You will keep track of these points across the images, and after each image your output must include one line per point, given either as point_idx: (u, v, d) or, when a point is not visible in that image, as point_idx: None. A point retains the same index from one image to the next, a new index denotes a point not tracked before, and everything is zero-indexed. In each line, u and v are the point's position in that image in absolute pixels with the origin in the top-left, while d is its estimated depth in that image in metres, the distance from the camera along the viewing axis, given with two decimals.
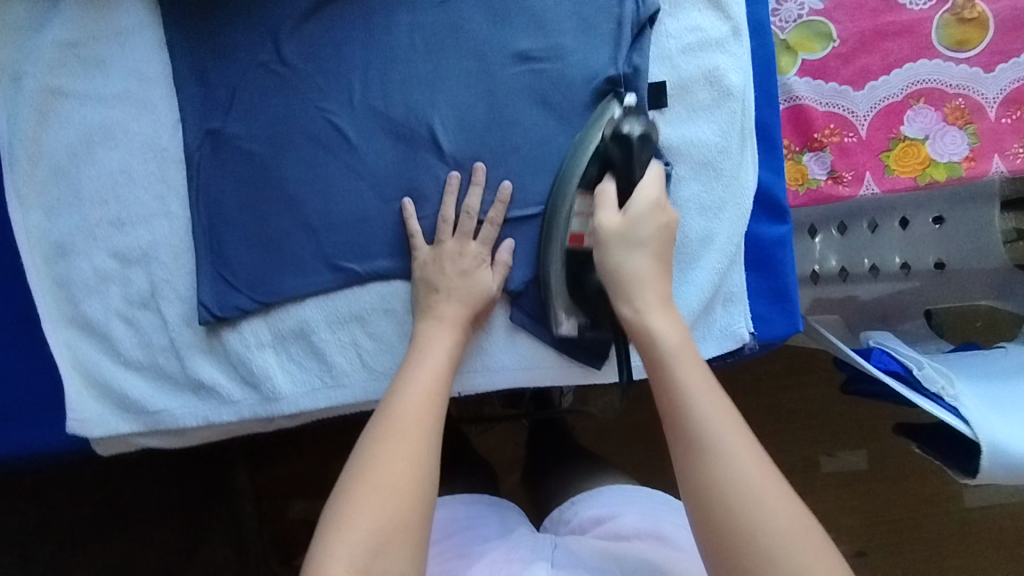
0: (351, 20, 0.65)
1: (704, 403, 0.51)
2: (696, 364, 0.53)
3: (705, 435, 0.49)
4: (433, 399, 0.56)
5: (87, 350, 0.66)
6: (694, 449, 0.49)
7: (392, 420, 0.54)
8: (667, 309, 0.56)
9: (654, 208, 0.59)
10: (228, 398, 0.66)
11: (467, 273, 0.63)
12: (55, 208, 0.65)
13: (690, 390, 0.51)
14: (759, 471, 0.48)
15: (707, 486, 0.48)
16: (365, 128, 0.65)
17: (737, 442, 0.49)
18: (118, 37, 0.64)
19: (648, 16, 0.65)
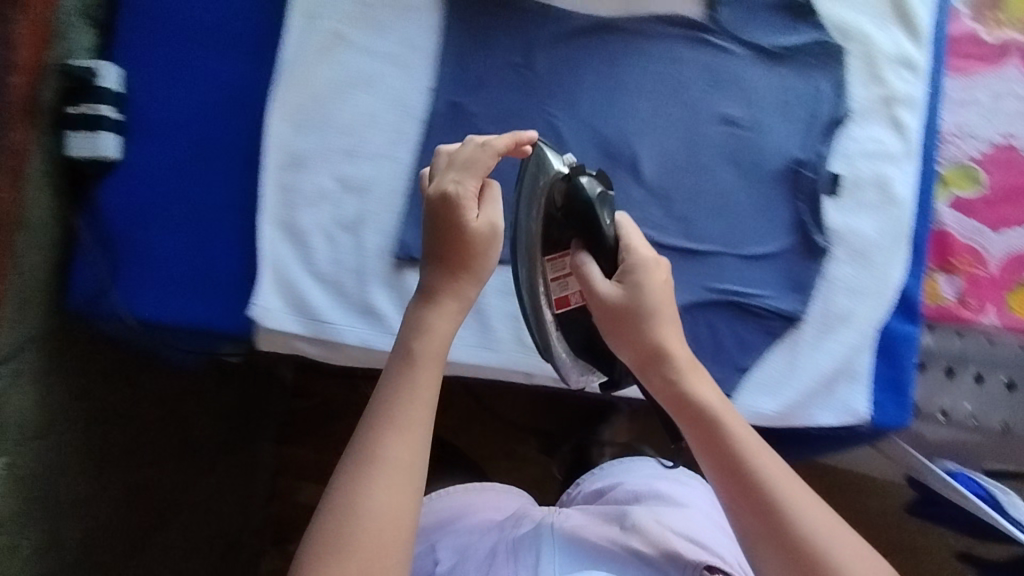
0: (598, 51, 0.75)
1: (770, 477, 0.56)
2: (747, 435, 0.58)
3: (772, 496, 0.55)
4: (417, 430, 0.56)
5: (285, 252, 0.72)
6: (773, 525, 0.54)
7: (380, 453, 0.54)
8: (705, 380, 0.60)
9: (647, 269, 0.63)
10: (392, 330, 0.72)
11: (454, 208, 0.61)
12: (304, 128, 0.73)
13: (752, 466, 0.56)
14: (833, 531, 0.54)
15: (795, 556, 0.53)
16: (582, 139, 0.74)
17: (807, 506, 0.55)
18: (403, 9, 0.75)
19: (840, 119, 0.75)
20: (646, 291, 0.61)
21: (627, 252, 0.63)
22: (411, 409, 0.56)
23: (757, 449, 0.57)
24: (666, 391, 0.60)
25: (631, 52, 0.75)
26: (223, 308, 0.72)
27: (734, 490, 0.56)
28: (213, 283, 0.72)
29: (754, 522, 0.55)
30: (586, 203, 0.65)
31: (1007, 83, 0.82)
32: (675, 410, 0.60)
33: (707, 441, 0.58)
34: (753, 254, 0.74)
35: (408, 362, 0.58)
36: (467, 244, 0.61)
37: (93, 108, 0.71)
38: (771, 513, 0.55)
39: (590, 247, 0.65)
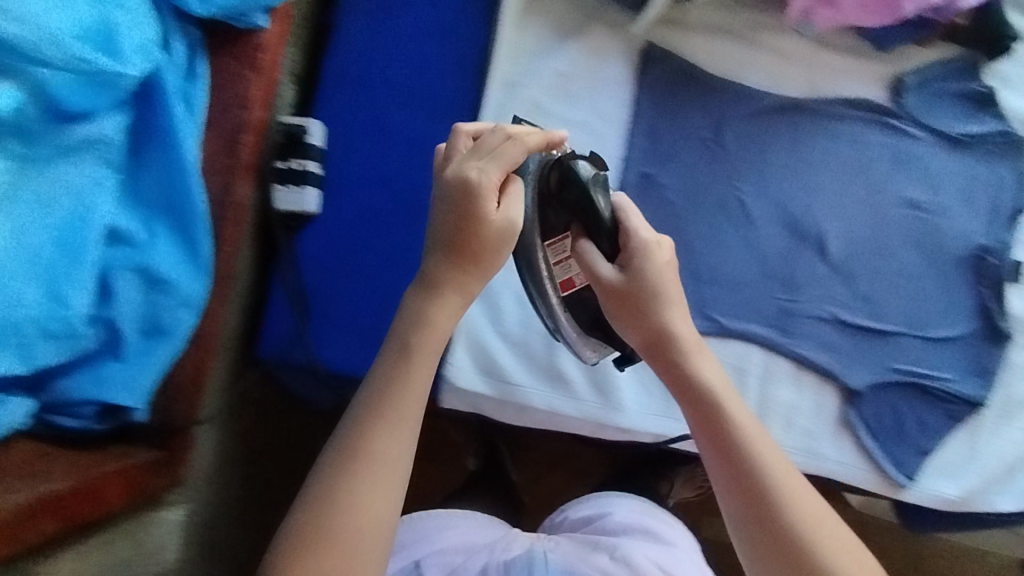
0: (787, 130, 0.76)
1: (778, 482, 0.52)
2: (756, 433, 0.54)
3: (775, 492, 0.51)
4: (405, 424, 0.54)
5: (476, 312, 0.73)
6: (774, 532, 0.51)
7: (369, 453, 0.52)
8: (714, 370, 0.56)
9: (649, 255, 0.58)
10: (576, 395, 0.73)
11: (466, 192, 0.54)
12: None
13: (762, 468, 0.52)
14: (844, 548, 0.50)
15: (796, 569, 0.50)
16: (769, 215, 0.75)
17: (818, 518, 0.51)
18: (598, 79, 0.76)
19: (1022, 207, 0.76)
20: (650, 278, 0.57)
21: (633, 242, 0.58)
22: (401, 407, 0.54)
23: (766, 448, 0.53)
24: (676, 376, 0.57)
25: (819, 132, 0.76)
26: (415, 365, 0.72)
27: (739, 492, 0.52)
28: None
29: (757, 528, 0.51)
30: (582, 192, 0.58)
31: None
32: (680, 395, 0.57)
33: (713, 436, 0.54)
34: (937, 337, 0.75)
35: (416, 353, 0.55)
36: (474, 234, 0.55)
37: (299, 163, 0.72)
38: (773, 518, 0.51)
39: (589, 231, 0.59)
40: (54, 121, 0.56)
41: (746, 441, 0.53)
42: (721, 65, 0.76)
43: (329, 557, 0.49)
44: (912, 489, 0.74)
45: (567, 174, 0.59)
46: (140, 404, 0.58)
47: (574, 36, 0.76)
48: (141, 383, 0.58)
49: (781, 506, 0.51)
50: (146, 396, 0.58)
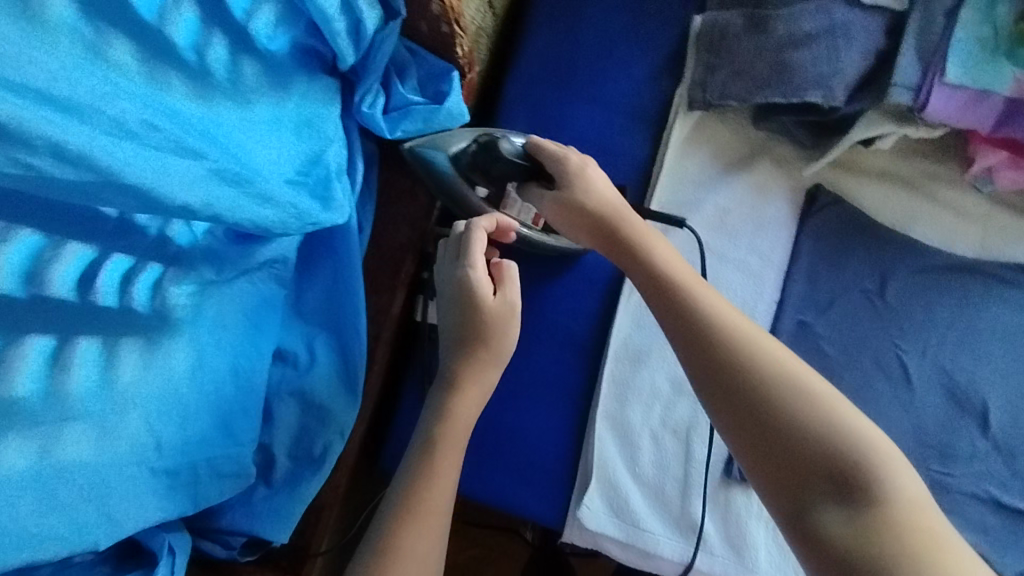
0: (954, 291, 0.73)
1: (723, 321, 0.51)
2: (699, 289, 0.53)
3: (722, 333, 0.50)
4: (435, 519, 0.52)
5: (610, 446, 0.70)
6: (728, 382, 0.48)
7: (398, 542, 0.51)
8: (654, 238, 0.57)
9: (559, 161, 0.62)
10: (708, 548, 0.68)
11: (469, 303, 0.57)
12: (644, 322, 0.73)
13: (707, 317, 0.51)
14: (810, 391, 0.47)
15: (752, 417, 0.47)
16: (929, 379, 0.72)
17: (774, 359, 0.49)
18: (759, 219, 0.75)
19: None
20: (571, 177, 0.60)
21: (548, 157, 0.62)
22: (430, 494, 0.53)
23: (711, 301, 0.52)
24: (619, 246, 0.57)
25: (989, 294, 0.73)
26: (540, 494, 0.70)
27: (688, 347, 0.51)
28: (535, 469, 0.70)
29: (710, 382, 0.49)
30: (495, 155, 0.63)
31: None
32: (627, 262, 0.57)
33: (658, 297, 0.54)
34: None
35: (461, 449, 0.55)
36: (484, 325, 0.56)
37: None
38: (724, 368, 0.49)
39: (520, 174, 0.63)
40: (239, 244, 0.54)
41: (689, 294, 0.53)
42: (888, 215, 0.75)
43: None
44: None
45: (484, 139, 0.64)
46: (284, 536, 0.56)
47: (740, 169, 0.76)
48: (288, 516, 0.56)
49: (733, 352, 0.49)
50: (290, 528, 0.56)
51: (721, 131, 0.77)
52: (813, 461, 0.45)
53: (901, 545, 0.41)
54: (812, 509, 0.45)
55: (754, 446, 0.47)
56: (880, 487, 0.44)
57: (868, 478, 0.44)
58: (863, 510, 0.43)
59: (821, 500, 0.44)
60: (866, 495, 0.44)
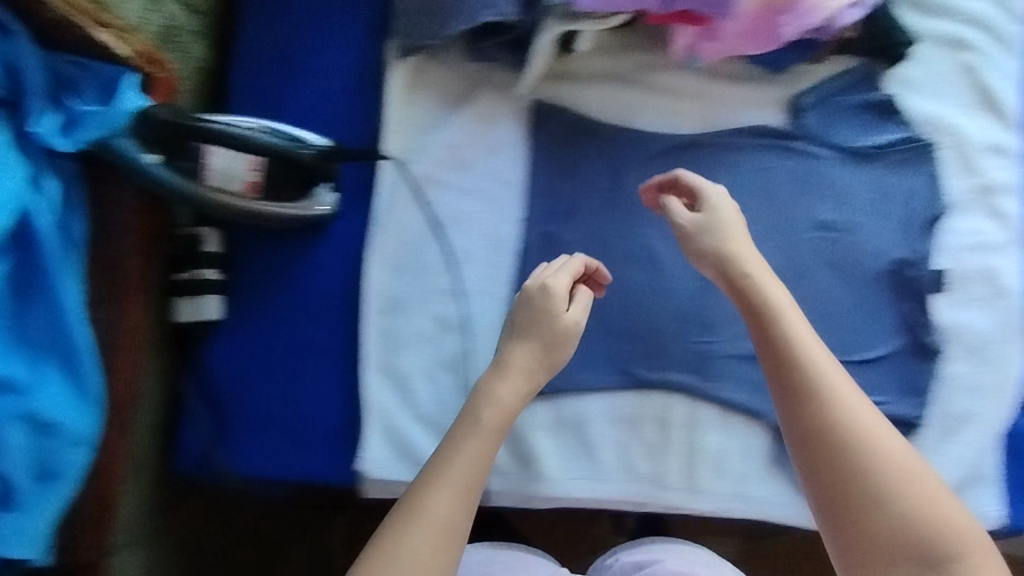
0: (687, 170, 0.75)
1: (857, 425, 0.55)
2: (836, 374, 0.57)
3: (830, 427, 0.55)
4: (464, 493, 0.56)
5: (389, 397, 0.73)
6: (835, 469, 0.54)
7: (425, 502, 0.55)
8: (794, 318, 0.59)
9: (716, 212, 0.66)
10: (499, 469, 0.72)
11: (544, 310, 0.62)
12: (400, 271, 0.75)
13: (828, 411, 0.55)
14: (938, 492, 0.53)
15: (847, 501, 0.54)
16: (675, 257, 0.74)
17: (878, 458, 0.54)
18: (489, 146, 0.76)
19: (935, 215, 0.73)
20: (712, 228, 0.65)
21: (709, 203, 0.66)
22: (455, 465, 0.57)
23: (839, 384, 0.56)
24: (755, 319, 0.60)
25: (719, 163, 0.75)
26: (333, 456, 0.73)
27: (806, 427, 0.56)
28: (321, 435, 0.73)
29: (807, 456, 0.56)
30: (174, 126, 0.66)
31: None
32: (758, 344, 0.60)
33: (777, 374, 0.58)
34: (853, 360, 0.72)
35: (489, 431, 0.59)
36: (559, 333, 0.62)
37: (198, 272, 0.74)
38: (844, 456, 0.54)
39: (211, 138, 0.66)
40: None
41: (815, 388, 0.56)
42: (612, 111, 0.76)
43: None
44: None
45: (151, 115, 0.65)
46: (37, 556, 0.61)
47: (463, 103, 0.77)
48: (35, 535, 0.60)
49: (867, 445, 0.54)
50: (42, 546, 0.61)
51: (440, 71, 0.78)
52: (896, 539, 0.51)
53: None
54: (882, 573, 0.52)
55: (836, 519, 0.54)
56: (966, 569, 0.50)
57: (947, 557, 0.51)
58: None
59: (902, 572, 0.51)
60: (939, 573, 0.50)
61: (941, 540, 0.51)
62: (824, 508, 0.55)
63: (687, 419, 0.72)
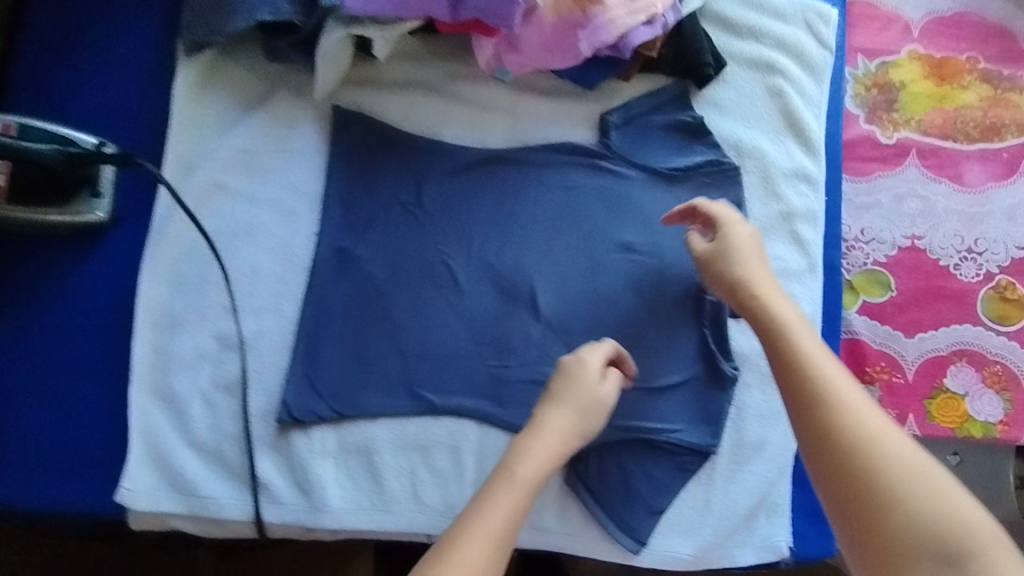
0: (491, 185, 0.73)
1: (873, 425, 0.52)
2: (843, 379, 0.55)
3: (850, 425, 0.52)
4: (498, 546, 0.52)
5: (159, 421, 0.67)
6: (845, 466, 0.51)
7: (458, 549, 0.50)
8: (804, 331, 0.59)
9: (748, 239, 0.66)
10: (277, 499, 0.67)
11: (579, 377, 0.63)
12: (180, 285, 0.70)
13: (840, 409, 0.53)
14: (940, 491, 0.49)
15: (858, 501, 0.50)
16: (476, 277, 0.71)
17: (905, 459, 0.51)
18: (285, 153, 0.72)
19: None
20: (731, 251, 0.65)
21: (728, 231, 0.66)
22: (495, 511, 0.53)
23: (849, 389, 0.54)
24: (769, 329, 0.60)
25: (524, 180, 0.73)
26: (92, 487, 0.66)
27: (812, 431, 0.54)
28: (79, 463, 0.67)
29: (821, 462, 0.52)
30: None
31: (907, 183, 0.81)
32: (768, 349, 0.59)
33: (787, 381, 0.57)
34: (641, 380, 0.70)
35: (514, 481, 0.56)
36: (585, 400, 0.62)
37: None
38: (851, 457, 0.51)
39: None
40: None
41: (826, 387, 0.55)
42: (415, 121, 0.73)
43: None
44: (644, 554, 0.69)
45: None
46: None
47: (259, 106, 0.72)
48: None
49: (870, 446, 0.51)
50: None
51: (237, 71, 0.73)
52: (923, 547, 0.48)
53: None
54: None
55: (854, 521, 0.50)
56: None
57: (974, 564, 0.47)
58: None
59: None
60: None
61: (969, 542, 0.47)
62: (837, 509, 0.51)
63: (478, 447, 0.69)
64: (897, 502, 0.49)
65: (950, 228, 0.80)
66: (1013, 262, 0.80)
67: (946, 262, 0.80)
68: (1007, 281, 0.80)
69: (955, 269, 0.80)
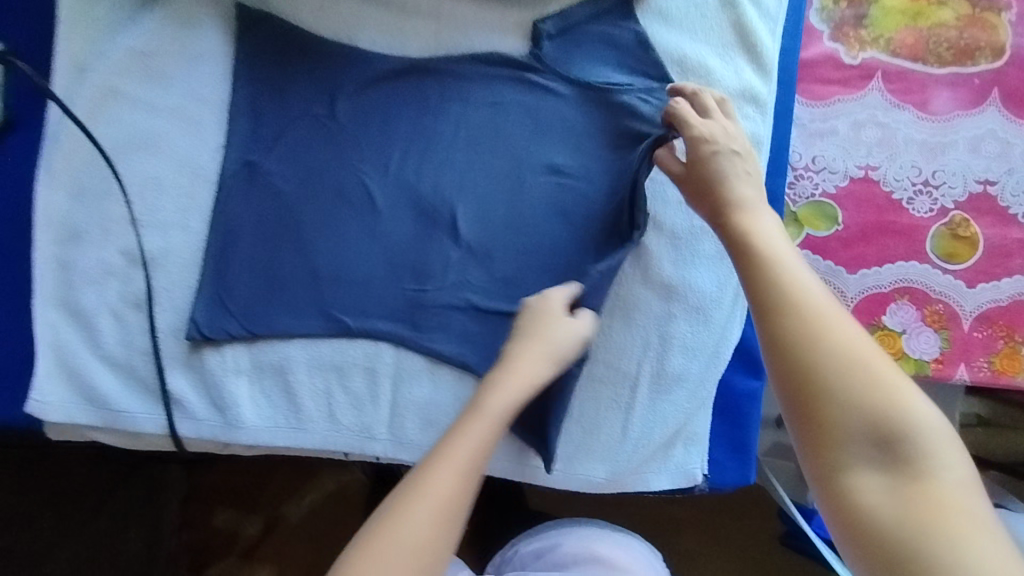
0: (408, 98, 0.69)
1: (833, 315, 0.48)
2: (797, 264, 0.51)
3: (813, 316, 0.48)
4: (461, 485, 0.49)
5: (68, 335, 0.67)
6: (806, 357, 0.46)
7: (419, 487, 0.48)
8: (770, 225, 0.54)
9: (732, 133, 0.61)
10: (191, 414, 0.67)
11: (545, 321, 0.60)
12: (80, 197, 0.66)
13: (805, 298, 0.49)
14: (885, 377, 0.46)
15: (814, 390, 0.46)
16: (393, 198, 0.68)
17: (863, 350, 0.47)
18: (188, 56, 0.68)
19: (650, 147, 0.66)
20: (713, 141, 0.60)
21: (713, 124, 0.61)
22: (457, 449, 0.51)
23: (801, 274, 0.51)
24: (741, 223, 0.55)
25: (445, 95, 0.69)
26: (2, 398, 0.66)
27: (767, 313, 0.49)
28: None
29: (771, 345, 0.48)
30: None
31: (867, 109, 0.77)
32: (733, 245, 0.54)
33: (752, 274, 0.51)
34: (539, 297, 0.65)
35: (483, 415, 0.53)
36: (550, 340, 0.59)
37: None
38: (801, 343, 0.47)
39: None
40: None
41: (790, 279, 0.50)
42: (330, 26, 0.69)
43: None
44: (558, 476, 0.70)
45: None
46: None
47: (154, 3, 0.69)
48: None
49: (816, 328, 0.47)
50: None
51: None
52: (857, 432, 0.45)
53: (894, 512, 0.43)
54: (852, 473, 0.45)
55: (807, 413, 0.46)
56: (925, 462, 0.44)
57: (914, 453, 0.44)
58: (902, 481, 0.44)
59: (863, 468, 0.45)
60: (913, 473, 0.44)
61: (912, 429, 0.45)
62: (790, 402, 0.47)
63: (395, 370, 0.68)
64: (852, 391, 0.45)
65: (908, 159, 0.76)
66: (970, 197, 0.77)
67: (899, 196, 0.76)
68: (961, 217, 0.76)
69: (908, 203, 0.76)
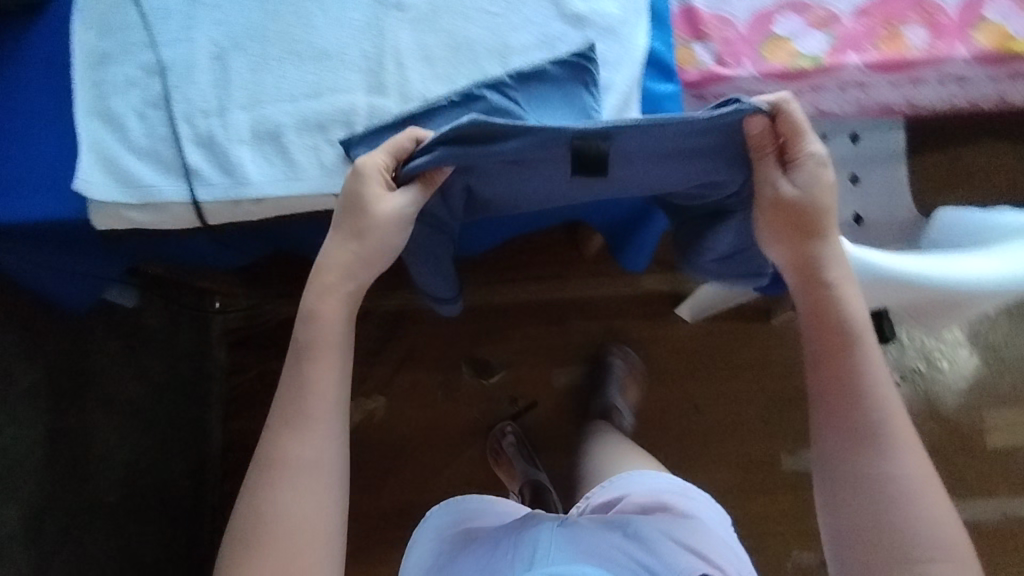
0: None
1: (907, 473, 0.65)
2: (893, 404, 0.67)
3: (892, 469, 0.65)
4: (320, 423, 0.71)
5: (104, 135, 0.82)
6: (873, 492, 0.65)
7: (289, 454, 0.69)
8: (880, 372, 0.69)
9: (823, 186, 0.71)
10: (208, 181, 0.81)
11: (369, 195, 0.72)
12: (106, 34, 0.85)
13: (888, 449, 0.66)
14: (942, 537, 0.63)
15: (872, 529, 0.65)
16: None
17: (921, 503, 0.64)
18: None
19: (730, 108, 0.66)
20: (818, 256, 0.72)
21: (819, 226, 0.72)
22: (314, 401, 0.71)
23: (890, 415, 0.67)
24: (846, 359, 0.69)
25: None
26: (56, 189, 0.81)
27: (848, 451, 0.67)
28: (42, 174, 0.81)
29: (844, 473, 0.67)
30: None
31: None
32: (834, 382, 0.69)
33: (848, 413, 0.68)
34: (415, 171, 0.71)
35: (329, 347, 0.73)
36: (361, 198, 0.72)
37: None
38: (871, 479, 0.65)
39: None
40: None
41: (881, 429, 0.66)
42: None
43: (259, 547, 0.67)
44: None
45: None
46: None
47: None
48: None
49: (886, 473, 0.65)
50: None
51: None
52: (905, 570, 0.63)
53: None
54: None
55: (863, 541, 0.65)
56: None
57: None
58: None
59: None
60: None
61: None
62: (848, 524, 0.66)
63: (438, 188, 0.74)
64: (903, 535, 0.63)
65: None
66: None
67: None
68: None
69: None
